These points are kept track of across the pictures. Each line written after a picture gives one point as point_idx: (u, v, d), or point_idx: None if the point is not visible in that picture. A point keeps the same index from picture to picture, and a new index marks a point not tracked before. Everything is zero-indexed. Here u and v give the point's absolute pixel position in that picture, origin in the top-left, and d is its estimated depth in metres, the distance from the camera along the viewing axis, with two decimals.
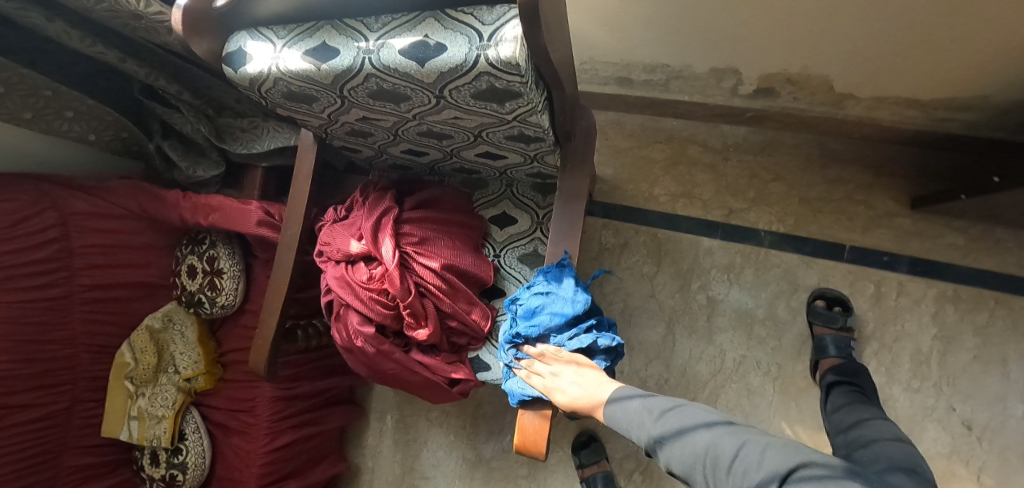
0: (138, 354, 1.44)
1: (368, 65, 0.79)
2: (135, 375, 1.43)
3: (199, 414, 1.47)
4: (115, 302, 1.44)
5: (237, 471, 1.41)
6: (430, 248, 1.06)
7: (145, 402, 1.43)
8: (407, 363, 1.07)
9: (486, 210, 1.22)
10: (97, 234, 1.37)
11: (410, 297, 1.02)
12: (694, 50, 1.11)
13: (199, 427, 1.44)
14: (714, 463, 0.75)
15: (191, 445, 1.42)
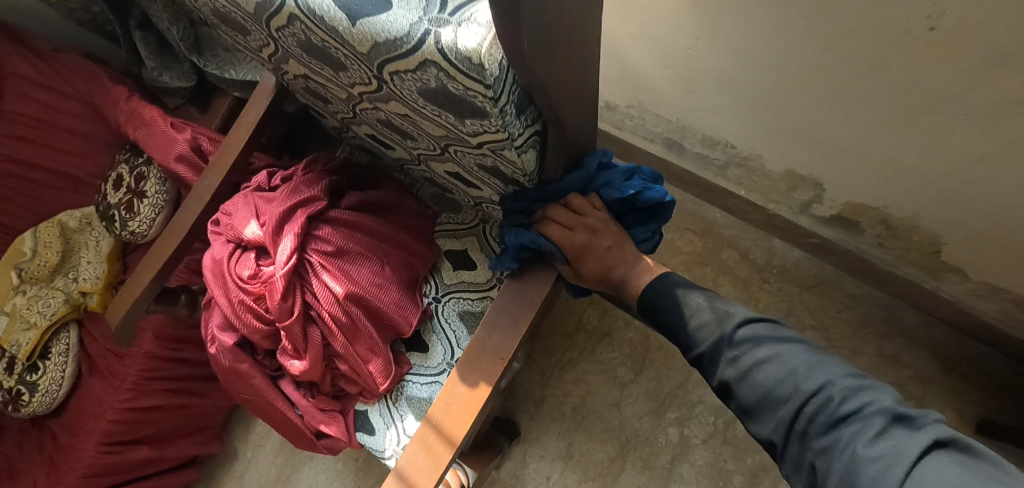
0: (40, 248, 1.23)
1: (290, 4, 0.55)
2: (26, 269, 1.22)
3: (76, 337, 1.24)
4: (39, 185, 1.27)
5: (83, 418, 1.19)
6: (345, 266, 0.82)
7: (21, 302, 1.21)
8: (268, 395, 0.84)
9: (447, 240, 0.97)
10: (37, 106, 1.20)
11: (289, 320, 0.78)
12: (767, 141, 0.82)
13: (67, 351, 1.21)
14: (791, 394, 0.52)
15: (50, 367, 1.19)
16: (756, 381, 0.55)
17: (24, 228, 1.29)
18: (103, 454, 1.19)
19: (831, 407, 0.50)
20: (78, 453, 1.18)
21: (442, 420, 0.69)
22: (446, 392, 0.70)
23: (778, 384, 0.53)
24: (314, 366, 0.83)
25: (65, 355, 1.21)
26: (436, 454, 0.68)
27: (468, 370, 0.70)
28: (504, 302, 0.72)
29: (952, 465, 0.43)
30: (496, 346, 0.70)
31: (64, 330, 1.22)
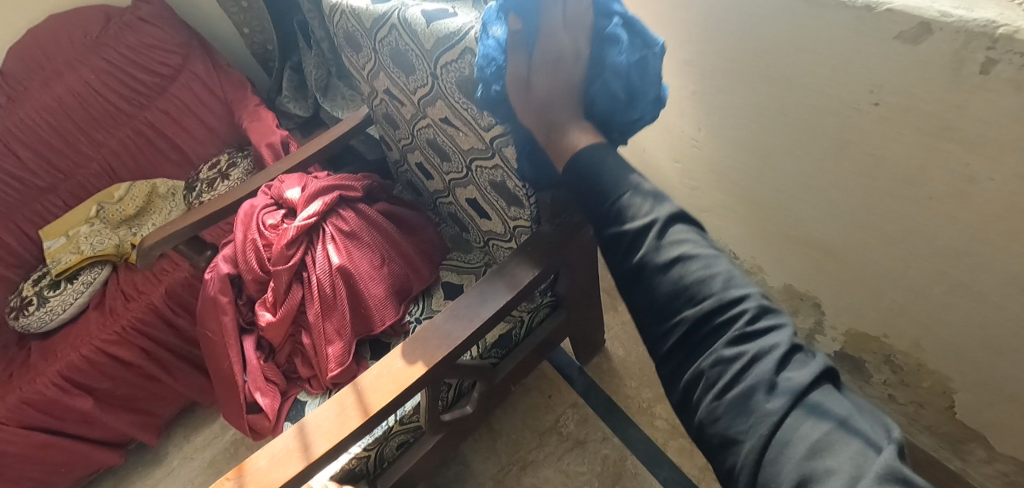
0: (126, 197, 1.41)
1: (393, 16, 0.71)
2: (106, 208, 1.38)
3: (102, 277, 1.31)
4: (155, 152, 1.47)
5: (57, 348, 1.22)
6: (350, 246, 0.87)
7: (85, 231, 1.35)
8: (228, 339, 0.88)
9: (448, 273, 0.99)
10: (191, 95, 1.45)
11: (281, 267, 0.84)
12: (761, 254, 0.84)
13: (90, 284, 1.29)
14: (694, 302, 0.39)
15: (67, 290, 1.27)
16: (670, 271, 0.41)
17: (122, 179, 1.45)
18: (53, 387, 1.19)
19: (740, 319, 0.38)
20: (35, 375, 1.19)
21: (367, 385, 0.65)
22: (383, 362, 0.66)
23: (693, 278, 0.40)
24: (280, 325, 0.86)
25: (86, 286, 1.29)
26: (344, 418, 0.63)
27: (412, 349, 0.66)
28: (469, 297, 0.70)
29: (822, 420, 0.32)
30: (446, 332, 0.67)
31: (98, 266, 1.31)
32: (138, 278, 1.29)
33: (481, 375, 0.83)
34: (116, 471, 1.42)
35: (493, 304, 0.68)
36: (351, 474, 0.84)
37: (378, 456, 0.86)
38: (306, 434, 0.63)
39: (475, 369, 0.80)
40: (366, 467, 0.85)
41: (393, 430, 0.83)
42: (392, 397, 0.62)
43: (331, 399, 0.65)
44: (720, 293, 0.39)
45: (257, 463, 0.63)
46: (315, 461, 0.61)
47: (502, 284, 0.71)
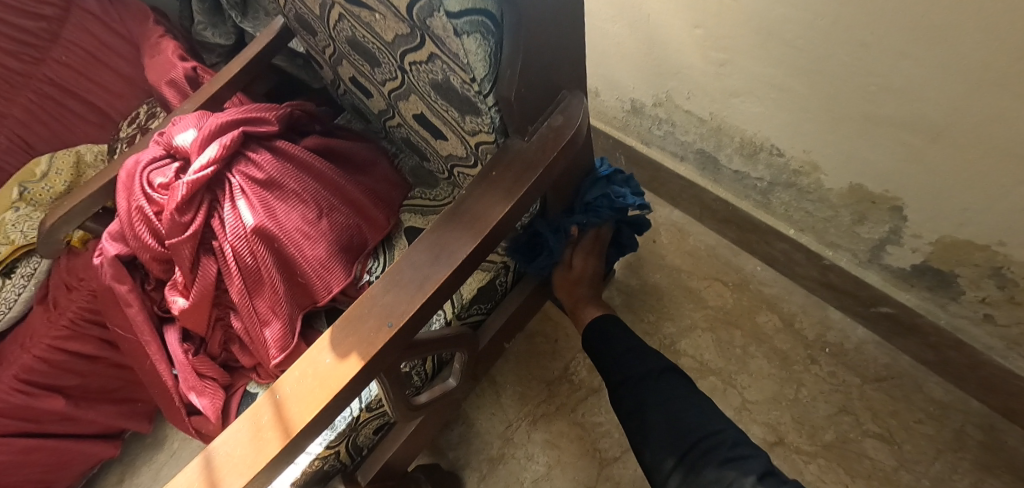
0: (50, 172, 1.15)
1: None
2: (30, 189, 1.13)
3: (44, 267, 1.13)
4: (69, 114, 1.19)
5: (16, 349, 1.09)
6: (269, 199, 0.66)
7: (9, 218, 1.12)
8: (143, 334, 0.70)
9: (411, 215, 0.78)
10: (93, 39, 1.17)
11: (177, 240, 0.63)
12: (822, 147, 0.61)
13: (31, 276, 1.11)
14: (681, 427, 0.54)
15: (8, 286, 1.11)
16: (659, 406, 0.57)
17: (41, 152, 1.19)
18: (18, 393, 1.07)
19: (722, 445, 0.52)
20: None
21: (288, 393, 0.46)
22: (308, 357, 0.48)
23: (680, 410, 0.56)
24: (198, 310, 0.67)
25: (27, 280, 1.12)
26: (261, 442, 0.45)
27: (344, 335, 0.47)
28: (415, 255, 0.49)
29: None
30: (387, 307, 0.47)
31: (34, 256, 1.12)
32: (77, 261, 1.09)
33: (463, 345, 0.65)
34: (119, 459, 1.35)
35: (450, 261, 0.48)
36: (320, 475, 0.69)
37: (349, 449, 0.70)
38: (216, 467, 0.46)
39: (451, 340, 0.62)
40: (337, 463, 0.70)
41: (361, 419, 0.67)
42: (323, 406, 0.44)
43: (248, 414, 0.47)
44: (716, 432, 0.53)
45: None
46: None
47: (463, 230, 0.49)
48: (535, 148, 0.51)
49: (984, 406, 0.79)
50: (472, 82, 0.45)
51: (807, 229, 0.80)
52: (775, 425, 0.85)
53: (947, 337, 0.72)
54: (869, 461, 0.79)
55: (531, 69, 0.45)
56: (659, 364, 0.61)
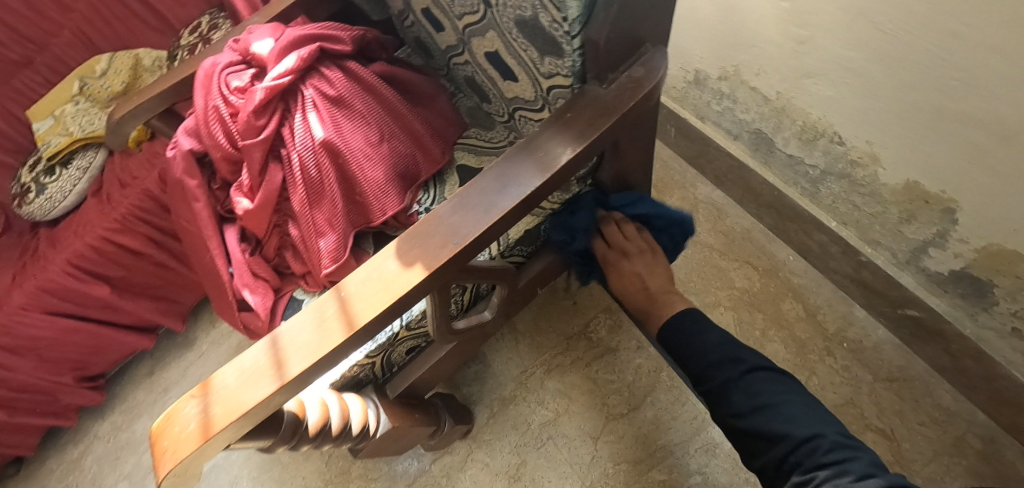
0: (109, 70, 1.22)
1: None
2: (89, 84, 1.21)
3: (98, 163, 1.20)
4: (131, 15, 1.22)
5: (70, 232, 1.17)
6: (338, 116, 0.69)
7: (71, 111, 1.20)
8: (206, 230, 0.73)
9: (465, 154, 0.81)
10: None
11: (250, 142, 0.66)
12: (886, 138, 0.63)
13: (86, 170, 1.19)
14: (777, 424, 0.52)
15: (66, 174, 1.18)
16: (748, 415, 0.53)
17: (101, 49, 1.24)
18: (67, 276, 1.16)
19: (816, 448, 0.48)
20: (46, 263, 1.16)
21: (354, 292, 0.50)
22: (374, 262, 0.51)
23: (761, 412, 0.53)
24: (261, 213, 0.70)
25: (82, 174, 1.19)
26: (326, 331, 0.48)
27: (410, 246, 0.50)
28: (483, 183, 0.52)
29: None
30: (453, 225, 0.50)
31: (91, 150, 1.20)
32: (132, 160, 1.17)
33: (504, 279, 0.68)
34: (152, 352, 1.47)
35: (516, 191, 0.51)
36: (354, 382, 0.73)
37: (384, 361, 0.74)
38: (282, 350, 0.49)
39: (495, 272, 0.65)
40: (371, 373, 0.74)
41: (400, 336, 0.71)
42: (387, 306, 0.48)
43: (312, 308, 0.50)
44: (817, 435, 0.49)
45: (224, 380, 0.50)
46: (291, 383, 0.47)
47: (532, 164, 0.52)
48: (612, 96, 0.53)
49: (989, 419, 0.81)
50: (563, 21, 0.47)
51: (850, 223, 0.81)
52: None
53: (969, 346, 0.75)
54: None
55: (622, 18, 0.48)
56: (739, 369, 0.56)
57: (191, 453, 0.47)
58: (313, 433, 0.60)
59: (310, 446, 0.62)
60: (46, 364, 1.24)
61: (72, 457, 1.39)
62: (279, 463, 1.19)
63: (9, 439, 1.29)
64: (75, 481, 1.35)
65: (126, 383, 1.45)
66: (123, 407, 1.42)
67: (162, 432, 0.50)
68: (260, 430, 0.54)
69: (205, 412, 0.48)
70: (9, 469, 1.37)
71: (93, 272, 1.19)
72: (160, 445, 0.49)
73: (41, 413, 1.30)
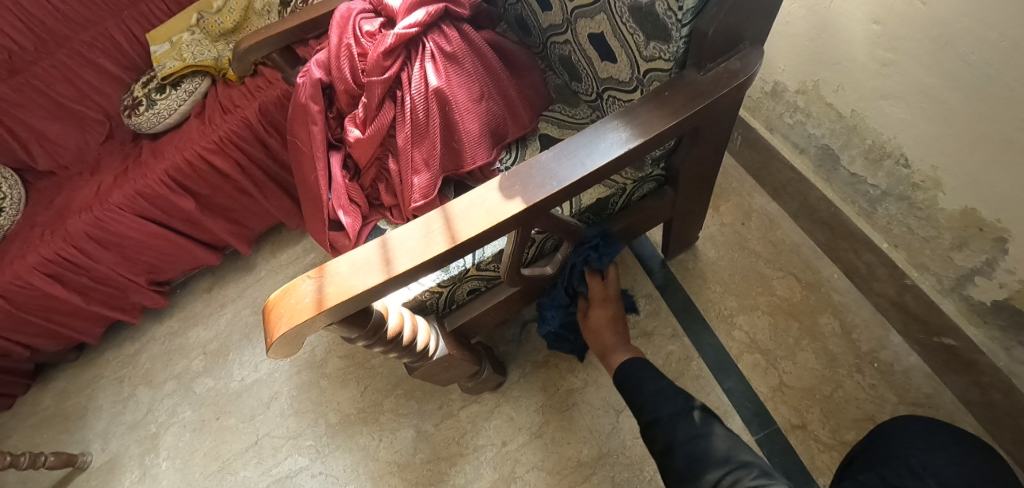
0: (224, 9, 1.33)
1: None
2: (206, 18, 1.33)
3: (202, 90, 1.33)
4: None
5: (171, 146, 1.30)
6: (450, 70, 0.78)
7: (187, 39, 1.32)
8: (316, 151, 0.82)
9: (549, 125, 0.88)
10: None
11: (374, 79, 0.76)
12: (951, 163, 0.67)
13: (192, 94, 1.31)
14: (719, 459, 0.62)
15: (174, 94, 1.30)
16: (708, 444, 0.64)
17: None
18: (162, 184, 1.28)
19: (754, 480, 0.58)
20: (146, 170, 1.28)
21: (458, 213, 0.58)
22: (477, 192, 0.59)
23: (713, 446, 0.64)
24: (369, 145, 0.79)
25: (188, 96, 1.31)
26: (430, 241, 0.57)
27: (511, 182, 0.59)
28: (582, 140, 0.60)
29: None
30: (552, 171, 0.58)
31: (198, 77, 1.32)
32: (235, 91, 1.30)
33: (572, 237, 0.76)
34: (213, 271, 1.59)
35: (609, 152, 0.58)
36: (422, 308, 0.82)
37: (450, 295, 0.82)
38: (389, 251, 0.58)
39: (569, 226, 0.73)
40: (436, 303, 0.82)
41: (470, 272, 0.79)
42: (487, 228, 0.56)
43: (418, 221, 0.59)
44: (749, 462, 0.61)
45: (337, 268, 0.59)
46: (395, 278, 0.56)
47: (627, 130, 0.59)
48: (708, 82, 0.60)
49: (1010, 461, 0.82)
50: (679, 10, 0.54)
51: (901, 246, 0.86)
52: (802, 411, 0.93)
53: (1000, 379, 0.78)
54: None
55: (731, 11, 0.54)
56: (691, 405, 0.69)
57: (303, 319, 0.56)
58: (388, 337, 0.69)
59: (382, 350, 0.71)
60: (126, 262, 1.37)
61: (129, 352, 1.51)
62: (318, 387, 1.29)
63: (78, 324, 1.42)
64: (127, 373, 1.47)
65: (186, 294, 1.57)
66: (180, 315, 1.53)
67: (278, 302, 0.59)
68: (353, 320, 0.63)
69: (318, 290, 0.57)
70: (70, 354, 1.52)
71: (184, 185, 1.31)
72: (277, 311, 0.58)
73: (111, 306, 1.43)
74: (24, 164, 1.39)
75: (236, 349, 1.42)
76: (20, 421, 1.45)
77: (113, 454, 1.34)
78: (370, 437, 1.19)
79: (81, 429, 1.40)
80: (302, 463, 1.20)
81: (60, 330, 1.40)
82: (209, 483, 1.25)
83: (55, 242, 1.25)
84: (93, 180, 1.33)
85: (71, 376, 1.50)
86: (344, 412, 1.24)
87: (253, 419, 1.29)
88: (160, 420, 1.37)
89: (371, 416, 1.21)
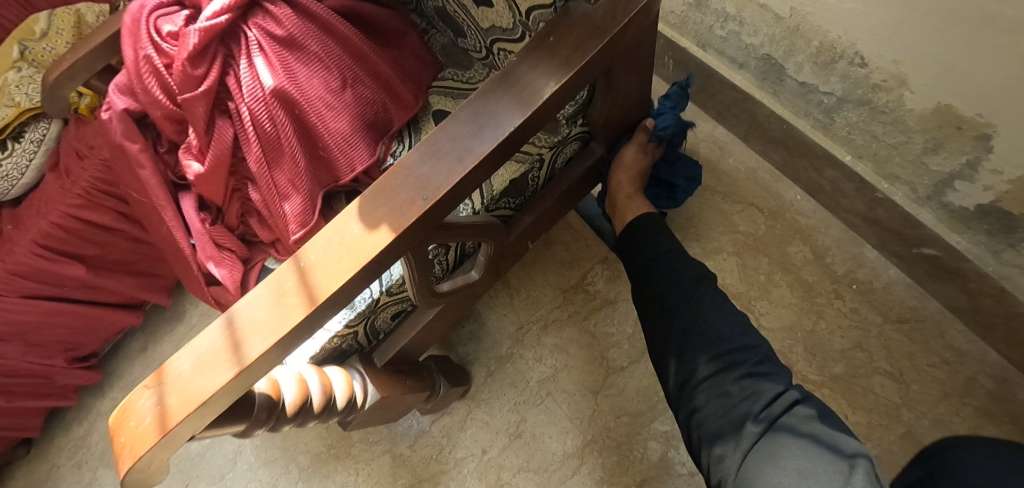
0: (50, 30, 1.03)
1: None
2: (30, 47, 1.03)
3: (54, 134, 1.10)
4: None
5: (34, 209, 1.09)
6: (290, 60, 0.61)
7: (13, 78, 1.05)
8: (158, 199, 0.66)
9: (441, 98, 0.72)
10: None
11: (190, 95, 0.59)
12: (916, 56, 0.55)
13: (41, 143, 1.09)
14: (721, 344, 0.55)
15: (19, 148, 1.07)
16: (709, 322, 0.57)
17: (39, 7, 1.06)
18: (36, 257, 1.09)
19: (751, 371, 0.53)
20: (15, 246, 1.09)
21: (315, 261, 0.44)
22: (335, 226, 0.44)
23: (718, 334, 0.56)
24: (215, 177, 0.63)
25: (37, 147, 1.09)
26: (286, 307, 0.43)
27: (374, 204, 0.44)
28: (456, 125, 0.45)
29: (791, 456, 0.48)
30: (424, 176, 0.44)
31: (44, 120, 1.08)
32: (87, 129, 1.06)
33: (490, 235, 0.62)
34: (142, 329, 1.42)
35: (496, 133, 0.44)
36: (338, 351, 0.69)
37: (368, 329, 0.69)
38: (238, 331, 0.44)
39: (480, 227, 0.59)
40: (355, 342, 0.69)
41: (382, 302, 0.65)
42: (352, 276, 0.42)
43: (269, 280, 0.45)
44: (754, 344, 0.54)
45: (178, 366, 0.45)
46: (251, 367, 0.42)
47: (511, 98, 0.45)
48: (604, 12, 0.45)
49: (1005, 359, 0.77)
50: None
51: (865, 157, 0.74)
52: (786, 354, 0.85)
53: (990, 285, 0.70)
54: (874, 397, 0.80)
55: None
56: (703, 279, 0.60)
57: (147, 449, 0.42)
58: (291, 412, 0.56)
59: (293, 424, 0.58)
60: (36, 348, 1.19)
61: (75, 437, 1.35)
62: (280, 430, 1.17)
63: (13, 422, 1.26)
64: (83, 457, 1.32)
65: (121, 359, 1.41)
66: (120, 385, 1.38)
67: (118, 426, 0.45)
68: (230, 414, 0.49)
69: (159, 404, 0.44)
70: (18, 450, 1.34)
71: (63, 252, 1.11)
72: (120, 444, 0.44)
73: (39, 395, 1.26)
74: None
75: None
76: None
77: None
78: (346, 472, 1.08)
79: None
80: None
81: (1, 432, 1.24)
82: None
83: None
84: None
85: (19, 476, 1.35)
86: (314, 452, 1.12)
87: (223, 479, 1.17)
88: None
89: (343, 451, 1.10)
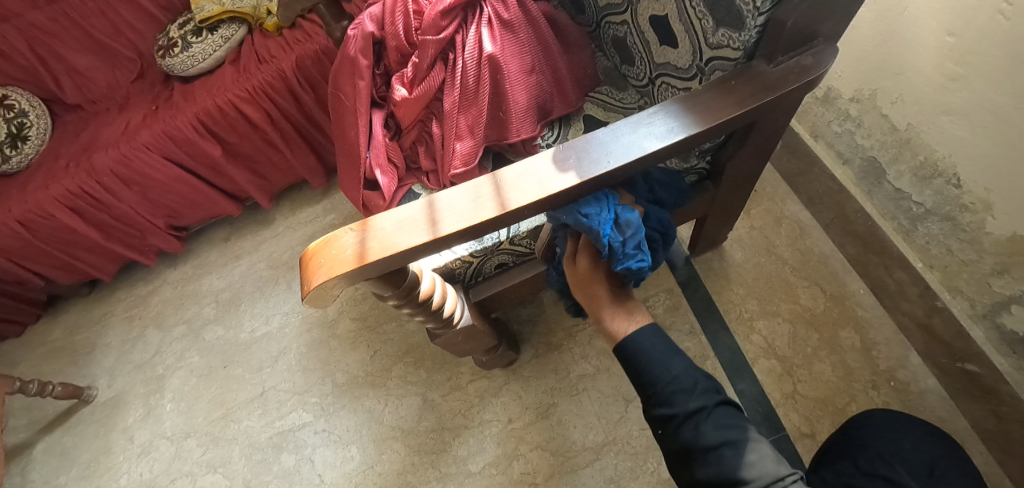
0: None
1: None
2: None
3: (238, 38, 1.28)
4: None
5: (202, 88, 1.27)
6: (505, 38, 0.77)
7: None
8: (360, 106, 0.82)
9: (594, 106, 0.87)
10: None
11: (430, 39, 0.77)
12: (1009, 190, 0.67)
13: (228, 40, 1.26)
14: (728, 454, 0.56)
15: (209, 40, 1.25)
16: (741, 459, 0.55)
17: None
18: (191, 128, 1.26)
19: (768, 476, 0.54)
20: (176, 113, 1.25)
21: (509, 180, 0.58)
22: (530, 162, 0.59)
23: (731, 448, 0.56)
24: (414, 105, 0.80)
25: (224, 43, 1.27)
26: (479, 206, 0.57)
27: (565, 155, 0.59)
28: (638, 116, 0.60)
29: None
30: (609, 150, 0.58)
31: (235, 23, 1.27)
32: (272, 41, 1.26)
33: None
34: (230, 222, 1.57)
35: (670, 134, 0.58)
36: (449, 276, 0.82)
37: (478, 267, 0.82)
38: (436, 212, 0.58)
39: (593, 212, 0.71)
40: (464, 274, 0.82)
41: (502, 245, 0.79)
42: (538, 199, 0.56)
43: (467, 184, 0.59)
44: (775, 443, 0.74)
45: (381, 224, 0.59)
46: (443, 239, 0.56)
47: (688, 115, 0.59)
48: (779, 74, 0.59)
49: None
50: None
51: (935, 268, 0.86)
52: (812, 421, 0.93)
53: (1021, 410, 0.78)
54: None
55: (812, 6, 0.53)
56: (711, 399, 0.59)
57: (346, 271, 0.55)
58: (420, 298, 0.69)
59: (410, 311, 0.71)
60: (147, 203, 1.35)
61: (141, 293, 1.50)
62: (328, 346, 1.29)
63: (94, 261, 1.41)
64: (138, 314, 1.47)
65: (202, 242, 1.55)
66: (194, 262, 1.52)
67: (319, 251, 0.58)
68: (389, 281, 0.62)
69: (361, 244, 0.57)
70: (81, 290, 1.50)
71: (212, 132, 1.29)
72: (319, 263, 0.57)
73: (127, 245, 1.42)
74: (52, 95, 1.35)
75: (248, 300, 1.41)
76: (28, 350, 1.46)
77: (118, 392, 1.35)
78: (376, 400, 1.19)
79: (88, 363, 1.41)
80: (308, 418, 1.21)
81: (74, 263, 1.38)
82: (212, 428, 1.26)
83: (79, 176, 1.23)
84: (121, 117, 1.30)
85: (83, 310, 1.51)
86: (352, 374, 1.24)
87: (260, 371, 1.30)
88: (168, 363, 1.37)
89: (380, 381, 1.22)
